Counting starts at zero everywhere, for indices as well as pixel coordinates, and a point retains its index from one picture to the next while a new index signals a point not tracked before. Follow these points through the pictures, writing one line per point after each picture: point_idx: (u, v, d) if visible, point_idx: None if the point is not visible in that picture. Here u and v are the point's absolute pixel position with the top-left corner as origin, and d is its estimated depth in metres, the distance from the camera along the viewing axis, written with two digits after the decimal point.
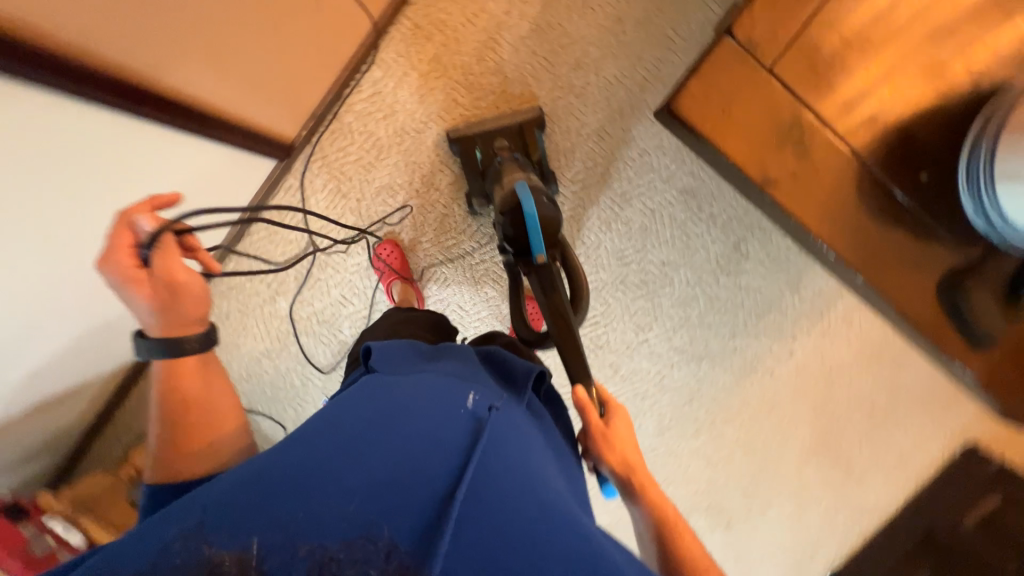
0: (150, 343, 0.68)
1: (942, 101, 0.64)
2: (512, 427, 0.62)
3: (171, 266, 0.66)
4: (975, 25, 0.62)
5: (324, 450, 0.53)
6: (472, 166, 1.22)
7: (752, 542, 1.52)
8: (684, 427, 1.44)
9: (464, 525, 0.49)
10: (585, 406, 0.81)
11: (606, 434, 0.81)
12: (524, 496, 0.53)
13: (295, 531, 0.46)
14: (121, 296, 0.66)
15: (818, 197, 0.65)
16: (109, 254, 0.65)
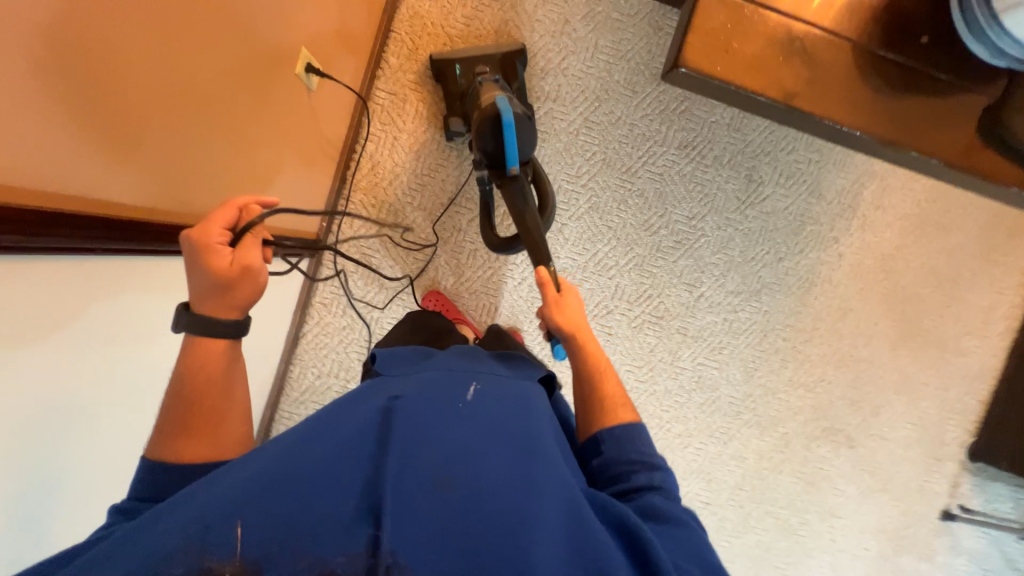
0: (187, 313, 0.66)
1: None
2: (511, 401, 0.66)
3: (250, 255, 0.65)
4: None
5: (320, 452, 0.54)
6: (450, 89, 1.23)
7: (879, 449, 1.49)
8: (769, 362, 1.43)
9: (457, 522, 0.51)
10: (544, 279, 0.86)
11: (558, 302, 0.84)
12: (517, 479, 0.55)
13: (292, 534, 0.47)
14: (188, 259, 0.66)
15: (838, 94, 0.69)
16: (206, 224, 0.66)
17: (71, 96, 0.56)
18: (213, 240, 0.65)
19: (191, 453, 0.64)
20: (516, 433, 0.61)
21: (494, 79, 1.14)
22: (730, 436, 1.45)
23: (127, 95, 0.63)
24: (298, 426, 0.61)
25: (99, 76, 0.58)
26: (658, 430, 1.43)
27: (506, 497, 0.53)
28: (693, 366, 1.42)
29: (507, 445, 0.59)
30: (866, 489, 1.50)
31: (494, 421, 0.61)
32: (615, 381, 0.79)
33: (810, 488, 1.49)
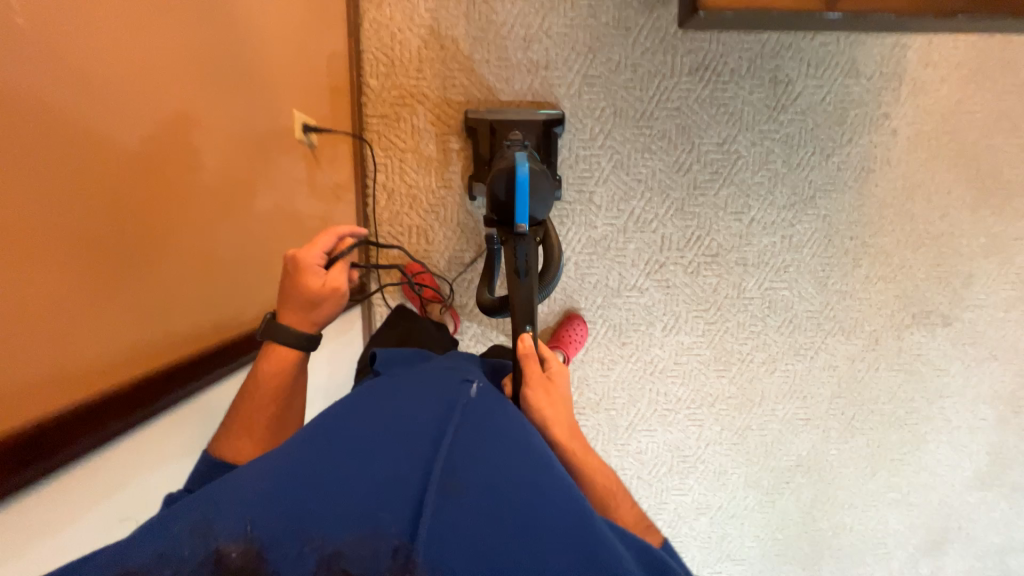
0: (277, 320, 0.79)
1: None
2: (505, 416, 0.71)
3: (342, 280, 0.81)
4: None
5: (344, 451, 0.60)
6: (478, 154, 1.22)
7: (978, 318, 1.41)
8: (839, 266, 1.36)
9: (455, 516, 0.54)
10: (528, 354, 0.89)
11: (548, 384, 0.86)
12: (525, 479, 0.60)
13: (305, 524, 0.53)
14: (287, 275, 0.81)
15: None
16: (304, 250, 0.81)
17: (77, 284, 0.59)
18: (314, 265, 0.80)
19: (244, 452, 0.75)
20: (522, 441, 0.66)
21: (520, 141, 1.09)
22: (816, 349, 1.41)
23: (125, 258, 0.65)
24: (315, 423, 0.66)
25: (94, 251, 0.61)
26: (741, 364, 1.41)
27: (514, 495, 0.57)
28: (762, 292, 1.37)
29: (513, 448, 0.64)
30: (971, 360, 1.44)
31: (500, 430, 0.66)
32: (625, 501, 0.75)
33: (913, 376, 1.44)
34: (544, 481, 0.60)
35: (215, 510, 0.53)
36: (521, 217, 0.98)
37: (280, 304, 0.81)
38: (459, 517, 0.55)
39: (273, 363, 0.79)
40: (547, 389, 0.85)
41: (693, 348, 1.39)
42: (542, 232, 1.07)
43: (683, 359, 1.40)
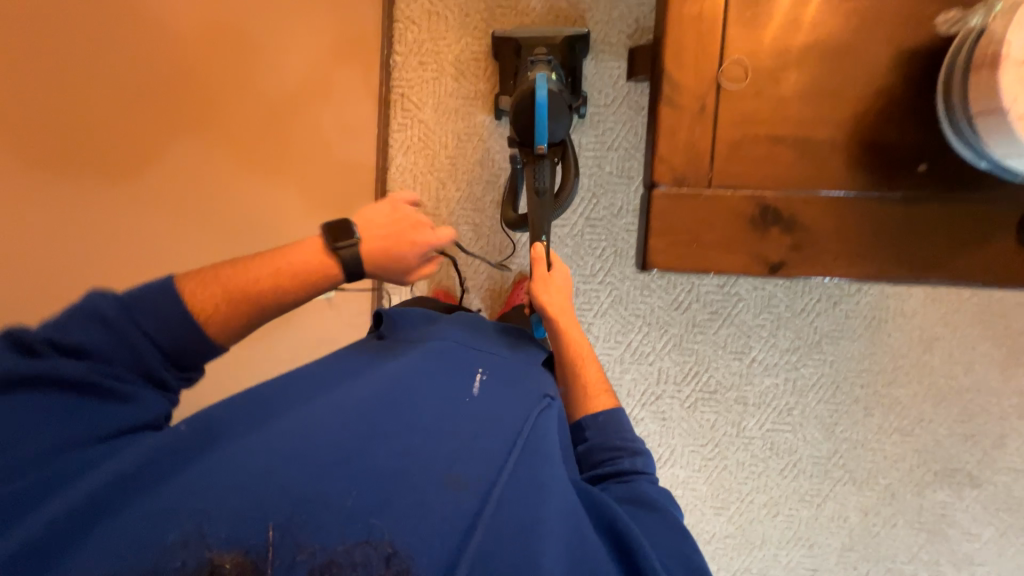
0: (356, 243, 0.67)
1: (887, 109, 0.60)
2: (513, 402, 0.65)
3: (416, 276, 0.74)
4: (870, 36, 0.59)
5: (332, 438, 0.54)
6: (507, 69, 1.22)
7: (1011, 482, 1.30)
8: (849, 413, 1.31)
9: (469, 515, 0.49)
10: (535, 257, 0.96)
11: (547, 279, 0.93)
12: (520, 479, 0.55)
13: (300, 528, 0.46)
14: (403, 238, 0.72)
15: (833, 250, 0.63)
16: (424, 229, 0.73)
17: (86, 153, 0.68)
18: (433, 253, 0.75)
19: (221, 319, 0.59)
20: (527, 433, 0.60)
21: (547, 59, 1.09)
22: (824, 496, 1.34)
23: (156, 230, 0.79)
24: (305, 398, 0.63)
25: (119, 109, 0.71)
26: (740, 503, 1.36)
27: (510, 497, 0.52)
28: (764, 433, 1.34)
29: (514, 443, 0.58)
30: (1007, 527, 1.31)
31: (507, 424, 0.60)
32: (592, 369, 0.83)
33: (935, 536, 1.33)
34: (544, 481, 0.56)
35: (199, 501, 0.47)
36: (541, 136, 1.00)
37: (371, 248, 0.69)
38: (453, 511, 0.49)
39: (303, 257, 0.65)
40: (547, 281, 0.93)
41: (689, 483, 1.37)
42: (560, 151, 1.10)
43: (678, 493, 1.37)
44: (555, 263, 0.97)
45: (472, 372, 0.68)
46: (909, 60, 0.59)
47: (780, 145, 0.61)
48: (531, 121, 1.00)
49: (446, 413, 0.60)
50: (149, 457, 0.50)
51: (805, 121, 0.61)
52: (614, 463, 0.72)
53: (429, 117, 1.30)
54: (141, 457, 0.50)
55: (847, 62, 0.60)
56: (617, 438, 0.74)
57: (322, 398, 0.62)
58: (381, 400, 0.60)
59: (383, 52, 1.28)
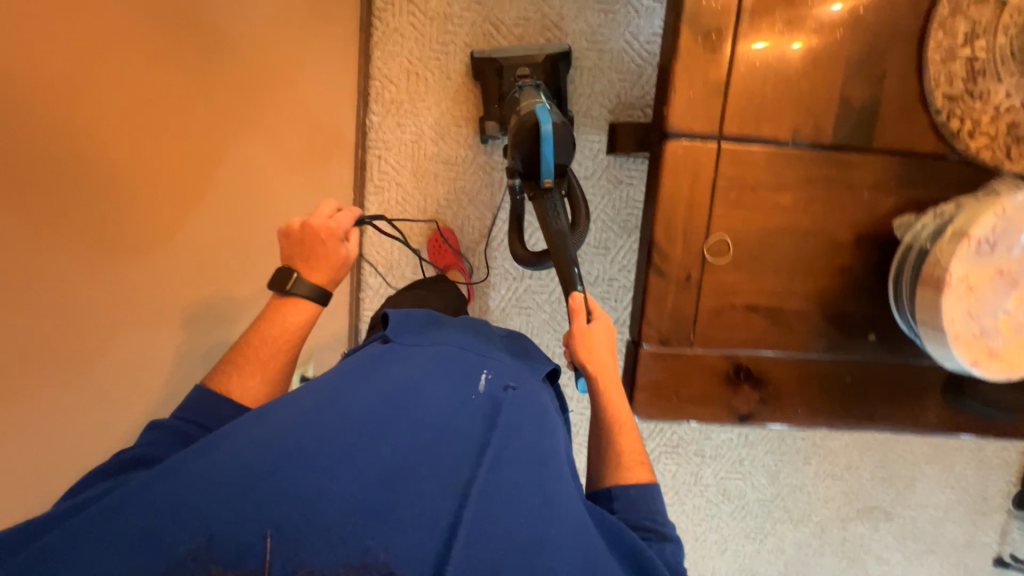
0: (294, 274, 0.70)
1: (847, 285, 0.67)
2: (520, 402, 0.63)
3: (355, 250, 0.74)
4: (835, 223, 0.65)
5: (344, 436, 0.52)
6: (490, 89, 1.18)
7: (918, 516, 1.51)
8: (792, 462, 1.47)
9: (468, 524, 0.47)
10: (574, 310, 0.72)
11: (587, 338, 0.71)
12: (525, 487, 0.53)
13: (300, 534, 0.44)
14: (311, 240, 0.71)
15: (793, 402, 0.70)
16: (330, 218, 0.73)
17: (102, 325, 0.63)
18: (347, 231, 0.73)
19: (251, 392, 0.66)
20: (532, 439, 0.58)
21: (536, 83, 1.03)
22: (766, 533, 1.50)
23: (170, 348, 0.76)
24: (308, 389, 0.58)
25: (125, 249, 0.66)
26: (694, 542, 1.50)
27: (515, 505, 0.51)
28: (718, 481, 1.47)
29: (519, 448, 0.56)
30: (912, 552, 1.53)
31: (510, 424, 0.58)
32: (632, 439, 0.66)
33: (854, 562, 1.53)
34: (550, 491, 0.54)
35: (205, 512, 0.44)
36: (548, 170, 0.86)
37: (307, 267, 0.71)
38: (457, 517, 0.48)
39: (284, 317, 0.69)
40: (590, 344, 0.70)
41: None
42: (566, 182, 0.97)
43: None
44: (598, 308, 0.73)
45: (481, 370, 0.66)
46: (866, 245, 0.66)
47: (755, 312, 0.67)
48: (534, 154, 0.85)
49: (449, 414, 0.57)
50: (169, 466, 0.48)
51: (778, 292, 0.66)
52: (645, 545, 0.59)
53: (408, 180, 1.27)
54: (155, 471, 0.48)
55: (812, 243, 0.65)
56: (650, 519, 0.60)
57: (324, 389, 0.58)
58: (393, 398, 0.57)
59: (358, 112, 1.22)
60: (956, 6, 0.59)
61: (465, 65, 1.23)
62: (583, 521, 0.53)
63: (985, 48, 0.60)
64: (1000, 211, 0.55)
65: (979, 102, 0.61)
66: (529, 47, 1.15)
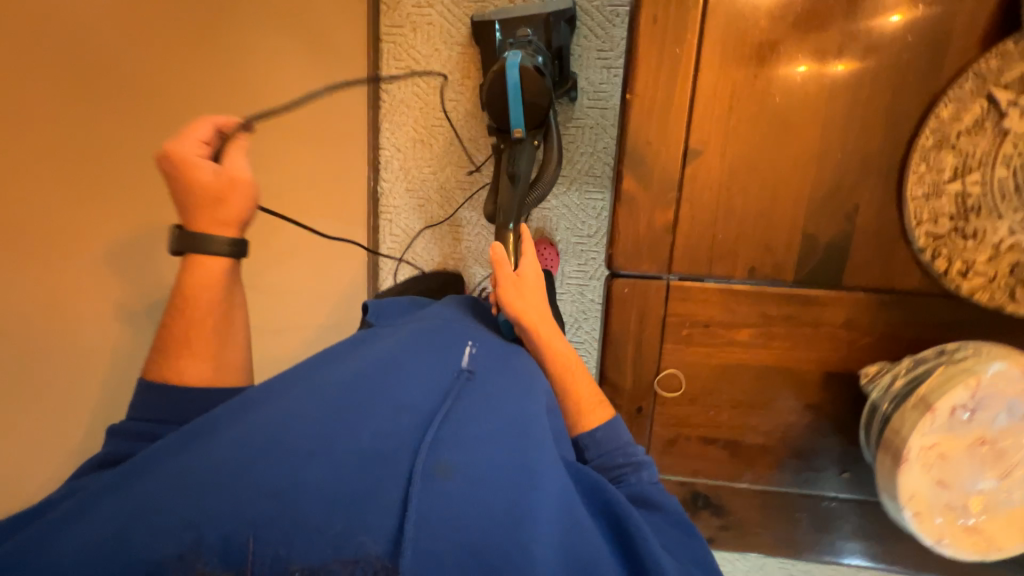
0: (186, 235, 0.58)
1: (814, 424, 0.63)
2: (507, 381, 0.57)
3: (241, 164, 0.61)
4: (801, 361, 0.61)
5: (324, 418, 0.47)
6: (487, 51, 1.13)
7: None
8: None
9: (450, 500, 0.43)
10: (498, 260, 0.72)
11: (517, 282, 0.70)
12: (507, 466, 0.47)
13: (282, 517, 0.40)
14: (175, 186, 0.56)
15: (757, 533, 0.68)
16: (175, 143, 0.57)
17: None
18: (195, 156, 0.57)
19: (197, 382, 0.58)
20: (517, 410, 0.52)
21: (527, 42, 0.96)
22: None
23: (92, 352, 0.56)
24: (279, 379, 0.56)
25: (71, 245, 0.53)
26: None
27: (496, 484, 0.45)
28: None
29: (505, 422, 0.51)
30: None
31: (493, 401, 0.53)
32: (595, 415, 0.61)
33: None
34: (536, 467, 0.47)
35: (181, 504, 0.40)
36: (517, 120, 0.88)
37: (197, 220, 0.59)
38: (437, 502, 0.43)
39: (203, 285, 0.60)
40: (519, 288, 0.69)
41: None
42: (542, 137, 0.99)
43: None
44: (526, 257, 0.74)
45: (464, 349, 0.61)
46: (836, 386, 0.61)
47: (712, 445, 0.66)
48: (506, 104, 0.88)
49: (431, 390, 0.53)
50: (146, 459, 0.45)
51: (735, 426, 0.65)
52: (618, 480, 0.57)
53: (415, 243, 1.33)
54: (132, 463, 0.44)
55: (775, 379, 0.63)
56: (622, 455, 0.57)
57: (299, 378, 0.55)
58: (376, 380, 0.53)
59: (369, 183, 1.29)
60: (943, 137, 0.52)
61: (467, 130, 1.26)
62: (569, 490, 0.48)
63: (979, 181, 0.52)
64: (974, 381, 0.50)
65: (972, 241, 0.54)
66: (530, 7, 1.06)
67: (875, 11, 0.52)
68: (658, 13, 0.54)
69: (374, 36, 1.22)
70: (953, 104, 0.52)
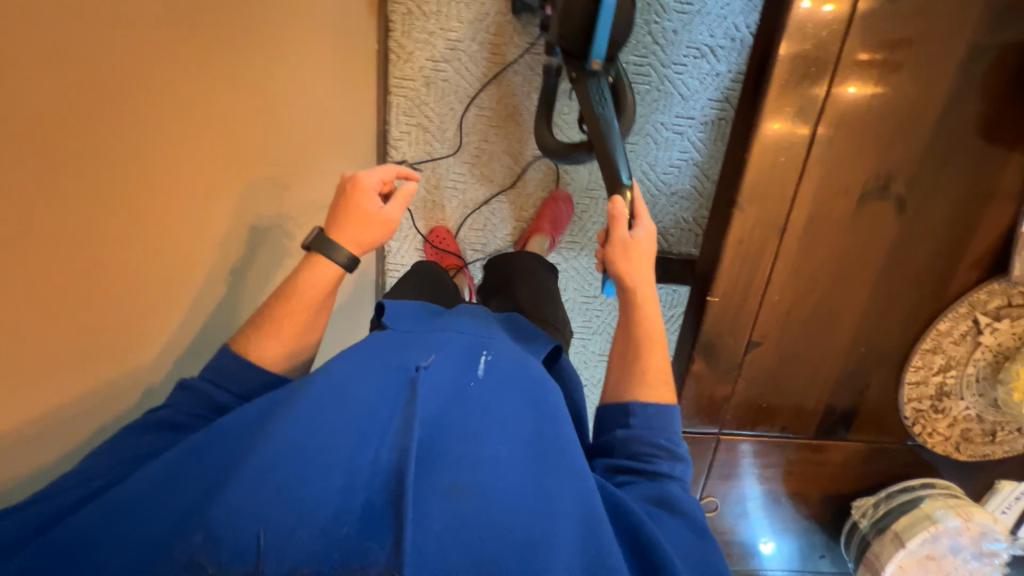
0: (320, 233, 0.58)
1: (808, 529, 0.81)
2: (535, 389, 0.53)
3: (397, 212, 0.61)
4: (806, 485, 0.78)
5: (333, 431, 0.43)
6: None
7: None
8: None
9: (462, 514, 0.40)
10: (614, 216, 0.68)
11: (629, 244, 0.67)
12: (529, 488, 0.44)
13: (286, 518, 0.38)
14: (342, 192, 0.60)
15: None
16: (373, 167, 0.61)
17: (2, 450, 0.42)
18: (374, 184, 0.60)
19: None
20: (542, 421, 0.50)
21: None
22: None
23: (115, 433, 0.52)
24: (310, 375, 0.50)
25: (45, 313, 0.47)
26: None
27: (513, 501, 0.42)
28: None
29: (530, 436, 0.48)
30: None
31: (517, 411, 0.49)
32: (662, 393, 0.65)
33: None
34: (552, 482, 0.45)
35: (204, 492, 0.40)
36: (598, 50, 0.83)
37: (335, 216, 0.59)
38: (449, 526, 0.39)
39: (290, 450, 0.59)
40: (631, 254, 0.67)
41: None
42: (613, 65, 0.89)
43: None
44: (641, 220, 0.70)
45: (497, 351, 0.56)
46: (828, 504, 0.79)
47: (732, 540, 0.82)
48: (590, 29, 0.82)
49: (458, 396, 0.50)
50: (166, 471, 0.42)
51: (749, 526, 0.81)
52: (650, 459, 0.57)
53: None
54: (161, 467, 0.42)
55: (786, 499, 0.78)
56: (665, 439, 0.57)
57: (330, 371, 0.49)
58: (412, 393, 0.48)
59: None
60: (937, 345, 0.67)
61: (482, 193, 1.23)
62: (593, 502, 0.46)
63: (956, 376, 0.69)
64: (933, 527, 0.69)
65: (940, 414, 0.71)
66: None
67: (912, 243, 0.63)
68: (744, 235, 0.61)
69: (383, 88, 1.12)
70: (949, 322, 0.66)
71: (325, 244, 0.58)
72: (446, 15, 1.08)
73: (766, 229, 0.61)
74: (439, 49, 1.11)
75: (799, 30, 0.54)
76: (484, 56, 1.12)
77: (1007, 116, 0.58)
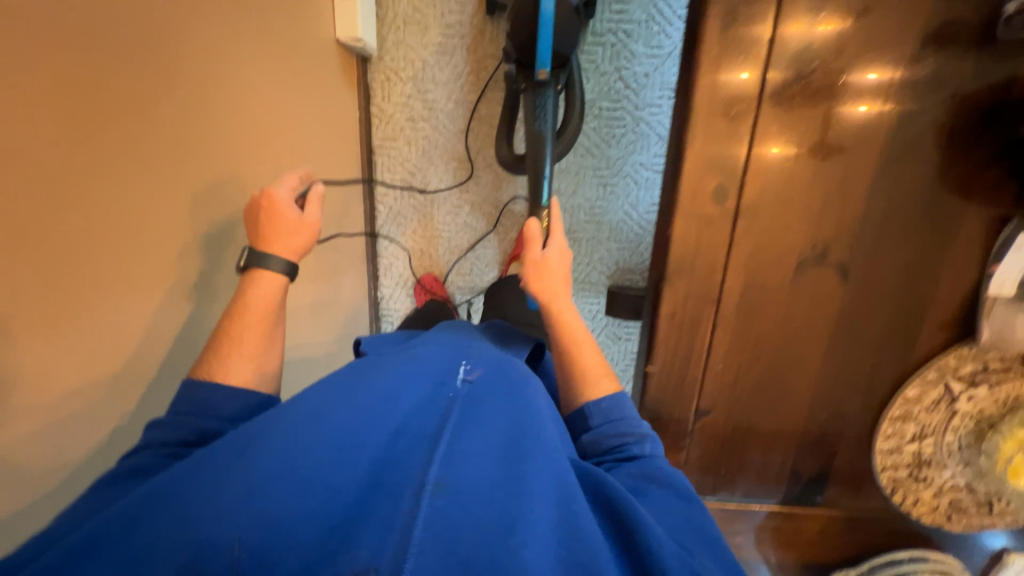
0: (252, 250, 0.61)
1: None
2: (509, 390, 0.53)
3: (313, 215, 0.65)
4: (782, 553, 0.74)
5: (311, 442, 0.44)
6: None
7: None
8: None
9: (440, 517, 0.41)
10: (527, 239, 0.69)
11: (541, 263, 0.67)
12: (503, 483, 0.44)
13: (270, 528, 0.38)
14: (256, 213, 0.62)
15: None
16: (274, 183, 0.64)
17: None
18: (285, 197, 0.64)
19: None
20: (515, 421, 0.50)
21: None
22: None
23: None
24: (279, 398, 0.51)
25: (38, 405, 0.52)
26: None
27: (487, 498, 0.43)
28: None
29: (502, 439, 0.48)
30: None
31: (489, 415, 0.50)
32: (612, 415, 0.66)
33: None
34: (530, 476, 0.44)
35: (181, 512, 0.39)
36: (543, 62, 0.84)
37: (260, 233, 0.62)
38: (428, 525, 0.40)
39: None
40: (545, 271, 0.66)
41: None
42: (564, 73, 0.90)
43: None
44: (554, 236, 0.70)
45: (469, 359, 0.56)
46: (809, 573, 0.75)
47: None
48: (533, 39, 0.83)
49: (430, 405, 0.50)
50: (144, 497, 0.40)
51: None
52: (622, 451, 0.56)
53: None
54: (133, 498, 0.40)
55: (761, 566, 0.75)
56: (636, 424, 0.57)
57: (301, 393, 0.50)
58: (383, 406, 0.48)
59: (370, 291, 1.30)
60: (908, 412, 0.62)
61: (467, 240, 1.27)
62: (567, 487, 0.44)
63: (933, 443, 0.64)
64: None
65: (923, 483, 0.66)
66: None
67: (864, 307, 0.59)
68: (677, 308, 0.60)
69: (368, 150, 1.18)
70: (917, 389, 0.61)
71: (258, 259, 0.60)
72: (421, 79, 1.15)
73: (699, 301, 0.60)
74: (416, 110, 1.17)
75: (710, 112, 0.54)
76: (460, 113, 1.17)
77: (952, 175, 0.54)
